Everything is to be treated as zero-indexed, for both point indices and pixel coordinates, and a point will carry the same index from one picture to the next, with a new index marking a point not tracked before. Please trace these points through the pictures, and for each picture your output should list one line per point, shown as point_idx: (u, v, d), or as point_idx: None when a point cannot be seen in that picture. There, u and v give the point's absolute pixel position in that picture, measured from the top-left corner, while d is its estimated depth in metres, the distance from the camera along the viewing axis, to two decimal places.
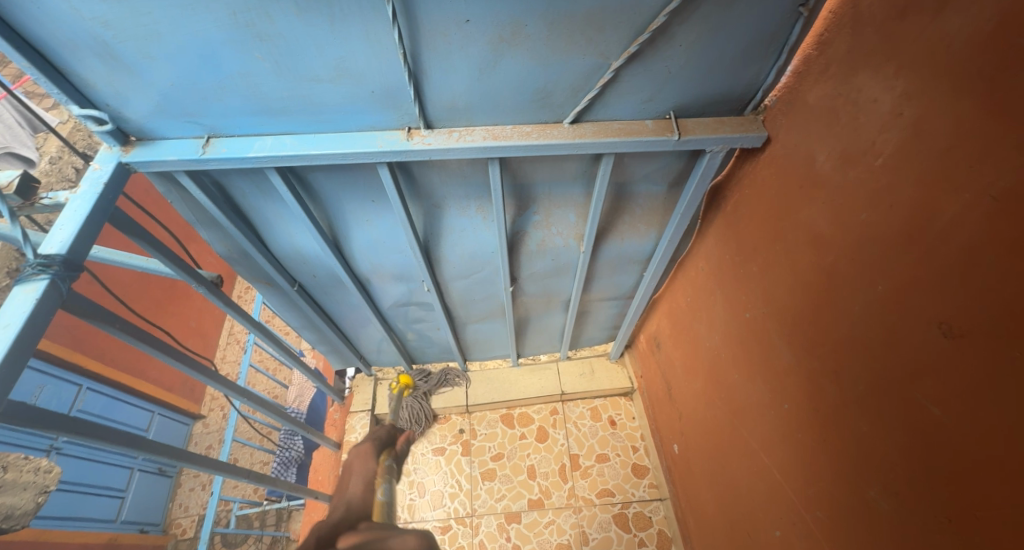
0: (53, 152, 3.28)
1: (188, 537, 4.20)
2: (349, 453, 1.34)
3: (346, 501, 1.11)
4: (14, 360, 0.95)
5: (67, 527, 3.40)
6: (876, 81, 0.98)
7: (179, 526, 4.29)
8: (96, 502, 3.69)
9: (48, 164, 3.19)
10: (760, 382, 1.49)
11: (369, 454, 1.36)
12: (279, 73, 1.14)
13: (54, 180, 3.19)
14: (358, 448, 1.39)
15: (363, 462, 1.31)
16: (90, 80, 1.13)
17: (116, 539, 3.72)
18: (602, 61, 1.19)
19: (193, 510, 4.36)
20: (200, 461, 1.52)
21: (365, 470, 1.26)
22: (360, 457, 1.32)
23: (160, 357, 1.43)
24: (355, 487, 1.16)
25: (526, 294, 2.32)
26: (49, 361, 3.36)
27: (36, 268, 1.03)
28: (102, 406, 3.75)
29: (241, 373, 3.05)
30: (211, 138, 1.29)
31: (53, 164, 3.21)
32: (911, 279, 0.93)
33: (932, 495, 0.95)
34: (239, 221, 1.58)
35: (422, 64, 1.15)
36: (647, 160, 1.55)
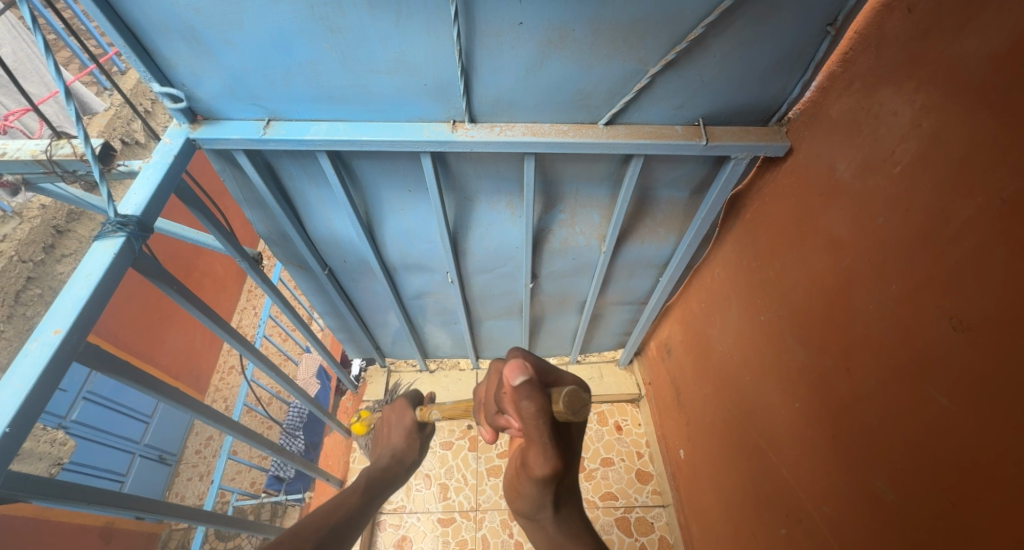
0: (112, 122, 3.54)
1: None
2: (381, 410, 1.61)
3: (392, 452, 1.48)
4: (93, 307, 1.02)
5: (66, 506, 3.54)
6: (897, 95, 1.06)
7: None
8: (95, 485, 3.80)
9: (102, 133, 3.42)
10: (773, 383, 1.55)
11: (403, 408, 1.57)
12: (343, 63, 1.24)
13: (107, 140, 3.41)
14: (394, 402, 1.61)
15: (398, 417, 1.57)
16: (173, 61, 1.23)
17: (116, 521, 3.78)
18: (640, 66, 1.28)
19: (190, 499, 4.37)
20: (222, 421, 1.58)
21: (402, 422, 1.55)
22: (396, 412, 1.58)
23: (200, 319, 1.51)
24: (401, 438, 1.52)
25: (544, 293, 2.40)
26: None
27: (114, 226, 1.11)
28: (110, 390, 4.04)
29: (256, 342, 3.14)
30: (272, 121, 1.39)
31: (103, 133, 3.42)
32: (924, 278, 0.99)
33: (936, 483, 0.99)
34: (283, 202, 1.68)
35: (474, 61, 1.25)
36: (673, 166, 1.64)
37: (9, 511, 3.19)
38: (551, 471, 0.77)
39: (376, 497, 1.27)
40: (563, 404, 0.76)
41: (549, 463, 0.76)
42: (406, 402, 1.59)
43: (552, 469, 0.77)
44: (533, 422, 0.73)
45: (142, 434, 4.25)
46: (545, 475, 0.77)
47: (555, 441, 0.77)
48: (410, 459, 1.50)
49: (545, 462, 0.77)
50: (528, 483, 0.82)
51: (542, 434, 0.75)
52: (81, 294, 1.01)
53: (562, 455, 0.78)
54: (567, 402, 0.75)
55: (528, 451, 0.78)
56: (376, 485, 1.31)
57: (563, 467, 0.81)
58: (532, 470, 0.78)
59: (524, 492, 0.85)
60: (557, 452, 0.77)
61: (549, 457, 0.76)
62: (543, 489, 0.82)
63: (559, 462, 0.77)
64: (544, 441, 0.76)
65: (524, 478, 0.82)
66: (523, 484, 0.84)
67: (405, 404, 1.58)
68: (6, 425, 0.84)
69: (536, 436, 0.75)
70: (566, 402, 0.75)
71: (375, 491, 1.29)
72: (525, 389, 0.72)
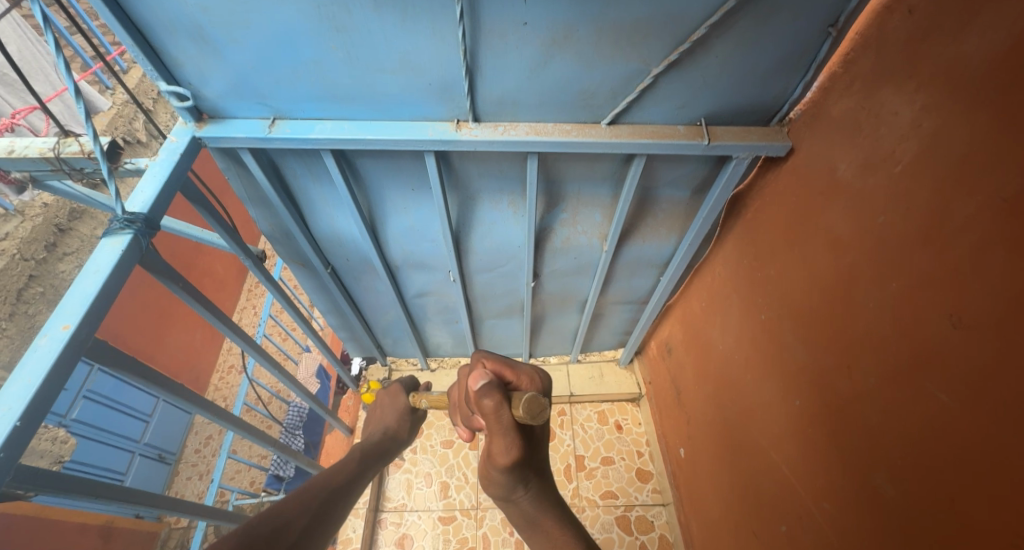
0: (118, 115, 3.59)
1: None
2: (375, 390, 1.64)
3: (385, 429, 1.50)
4: (102, 303, 1.03)
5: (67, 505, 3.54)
6: (898, 96, 1.07)
7: None
8: None
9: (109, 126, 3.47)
10: (773, 382, 1.56)
11: (398, 391, 1.60)
12: (348, 62, 1.25)
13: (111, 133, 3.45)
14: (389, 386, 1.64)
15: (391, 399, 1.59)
16: (179, 59, 1.24)
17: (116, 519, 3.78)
18: (643, 67, 1.29)
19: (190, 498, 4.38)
20: (225, 416, 1.59)
21: (395, 405, 1.58)
22: (389, 394, 1.61)
23: (204, 315, 1.52)
24: (395, 417, 1.54)
25: (545, 292, 2.41)
26: None
27: (121, 224, 1.12)
28: (110, 388, 4.05)
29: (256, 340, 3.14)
30: (277, 120, 1.40)
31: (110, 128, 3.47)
32: (924, 277, 1.01)
33: (935, 479, 1.00)
34: (287, 201, 1.69)
35: (479, 60, 1.26)
36: (674, 166, 1.65)
37: (9, 510, 3.19)
38: (514, 460, 0.77)
39: (372, 465, 1.28)
40: (523, 410, 0.78)
41: (512, 453, 0.78)
42: (401, 387, 1.63)
43: (514, 459, 0.77)
44: (494, 418, 0.79)
45: (142, 433, 4.25)
46: (509, 464, 0.77)
47: (517, 432, 0.79)
48: (402, 437, 1.52)
49: (507, 452, 0.78)
50: (495, 476, 0.80)
51: (503, 426, 0.79)
52: (90, 290, 1.02)
53: (525, 447, 0.79)
54: (527, 407, 0.78)
55: (491, 440, 0.79)
56: (371, 457, 1.32)
57: (529, 460, 0.81)
58: (495, 460, 0.78)
59: (489, 482, 0.82)
60: (520, 444, 0.79)
61: (511, 448, 0.78)
62: (509, 477, 0.80)
63: (522, 453, 0.79)
64: (506, 433, 0.78)
65: (486, 469, 0.81)
66: (489, 472, 0.81)
67: (399, 389, 1.61)
68: (17, 420, 0.84)
69: (496, 426, 0.78)
70: (525, 408, 0.78)
71: (371, 461, 1.29)
72: (482, 391, 0.79)
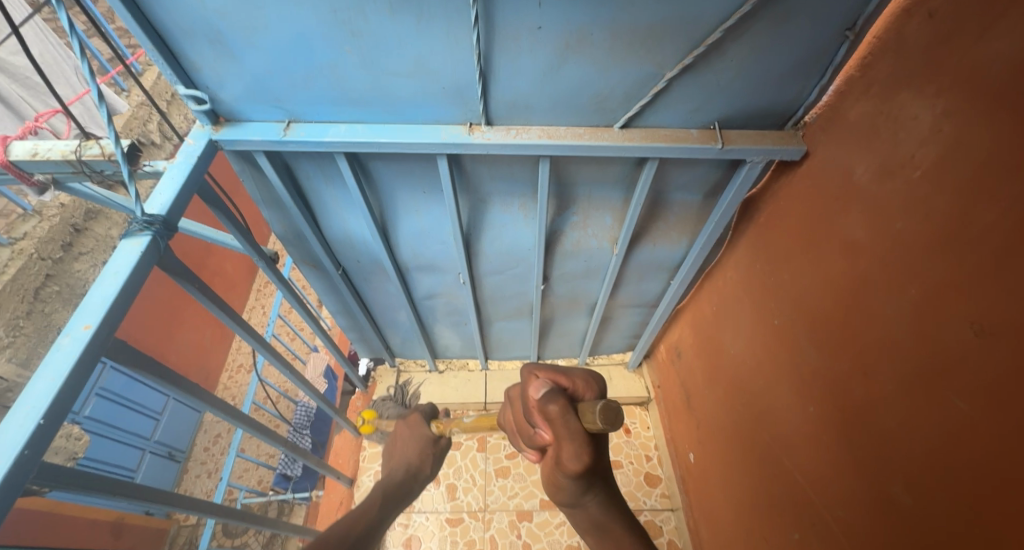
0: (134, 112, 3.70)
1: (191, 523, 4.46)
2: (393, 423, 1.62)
3: (407, 465, 1.49)
4: (122, 303, 1.04)
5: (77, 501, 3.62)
6: (917, 100, 1.06)
7: None
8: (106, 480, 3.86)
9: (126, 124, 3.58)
10: (787, 387, 1.54)
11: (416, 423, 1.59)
12: (363, 66, 1.26)
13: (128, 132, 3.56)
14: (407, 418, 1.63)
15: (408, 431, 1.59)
16: (198, 63, 1.26)
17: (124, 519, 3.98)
18: (657, 70, 1.29)
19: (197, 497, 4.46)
20: (236, 415, 1.61)
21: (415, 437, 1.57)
22: (408, 427, 1.60)
23: (218, 315, 1.54)
24: (414, 451, 1.53)
25: (555, 295, 2.40)
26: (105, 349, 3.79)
27: (140, 225, 1.14)
28: (122, 386, 4.09)
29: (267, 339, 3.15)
30: (292, 123, 1.41)
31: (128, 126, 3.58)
32: (944, 283, 0.99)
33: (952, 488, 0.98)
34: (301, 203, 1.71)
35: (493, 64, 1.26)
36: (686, 169, 1.65)
37: (24, 505, 3.24)
38: (584, 465, 0.77)
39: (391, 508, 1.27)
40: (598, 418, 0.76)
41: (580, 458, 0.77)
42: (420, 417, 1.61)
43: (583, 463, 0.77)
44: (562, 423, 0.80)
45: (152, 431, 4.31)
46: (579, 469, 0.77)
47: (584, 437, 0.79)
48: (424, 473, 1.51)
49: (576, 458, 0.78)
50: (563, 478, 0.81)
51: (571, 432, 0.79)
52: (110, 290, 1.03)
53: (592, 451, 0.79)
54: (602, 416, 0.76)
55: (560, 447, 0.79)
56: (394, 498, 1.33)
57: (595, 463, 0.81)
58: (566, 466, 0.78)
59: (558, 486, 0.85)
60: (587, 448, 0.78)
61: (580, 453, 0.78)
62: (576, 479, 0.82)
63: (590, 459, 0.78)
64: (574, 437, 0.79)
65: (556, 471, 0.82)
66: (557, 476, 0.84)
67: (418, 420, 1.60)
68: (42, 417, 0.86)
69: (564, 431, 0.79)
70: (601, 417, 0.76)
71: (393, 503, 1.29)
72: (546, 395, 0.83)
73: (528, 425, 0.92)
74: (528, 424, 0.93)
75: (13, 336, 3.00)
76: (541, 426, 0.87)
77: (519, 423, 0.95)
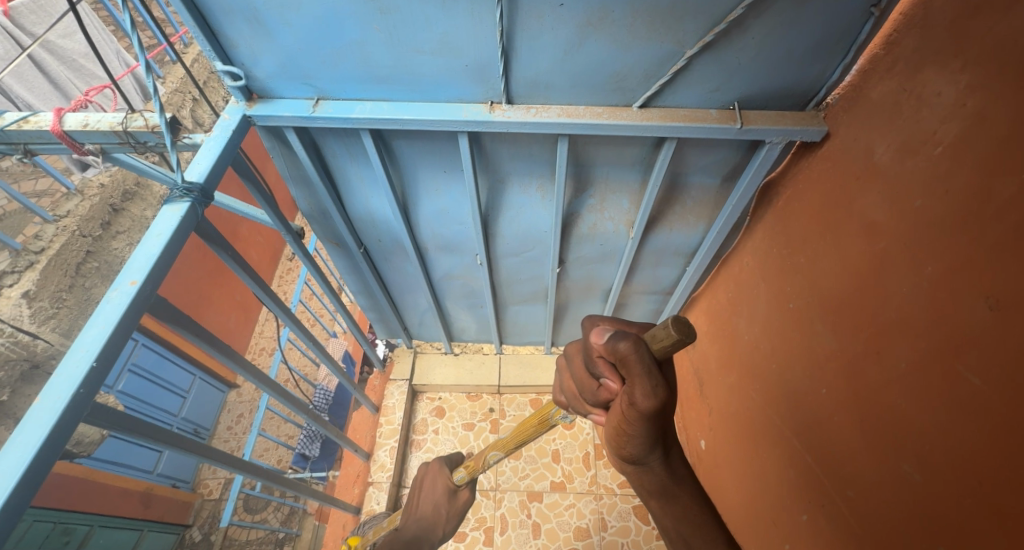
0: (175, 84, 3.97)
1: (214, 497, 4.74)
2: (420, 469, 1.88)
3: (420, 521, 1.71)
4: (164, 262, 1.12)
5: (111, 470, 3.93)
6: (942, 75, 1.05)
7: (205, 486, 4.84)
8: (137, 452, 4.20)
9: (168, 96, 3.86)
10: (800, 370, 1.55)
11: (437, 471, 1.83)
12: (390, 43, 1.30)
13: (172, 104, 3.85)
14: (429, 463, 1.88)
15: (429, 481, 1.82)
16: (234, 40, 1.32)
17: (152, 489, 4.18)
18: (677, 48, 1.30)
19: (220, 474, 4.91)
20: (263, 380, 1.69)
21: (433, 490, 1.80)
22: (431, 476, 1.83)
23: (250, 284, 1.63)
24: (428, 507, 1.75)
25: (570, 279, 2.43)
26: (145, 332, 4.10)
27: (180, 193, 1.21)
28: (152, 362, 4.27)
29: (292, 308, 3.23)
30: (321, 100, 1.47)
31: (170, 98, 3.86)
32: (961, 259, 0.99)
33: (961, 464, 0.98)
34: (327, 180, 1.77)
35: (515, 41, 1.29)
36: (704, 152, 1.65)
37: (62, 469, 3.43)
38: (658, 404, 0.77)
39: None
40: (673, 331, 0.76)
41: (655, 395, 0.77)
42: (440, 465, 1.84)
43: (658, 399, 0.77)
44: (636, 356, 0.77)
45: (179, 407, 4.51)
46: (653, 408, 0.77)
47: (658, 373, 0.78)
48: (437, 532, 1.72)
49: (650, 395, 0.77)
50: (634, 424, 0.82)
51: (646, 367, 0.77)
52: (153, 251, 1.10)
53: (666, 389, 0.78)
54: (676, 331, 0.76)
55: (632, 386, 0.78)
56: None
57: (669, 403, 0.81)
58: (641, 406, 0.78)
59: (632, 434, 0.84)
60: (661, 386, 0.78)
61: (655, 390, 0.77)
62: (648, 424, 0.81)
63: (665, 398, 0.77)
64: (648, 375, 0.77)
65: (629, 418, 0.81)
66: (627, 425, 0.83)
67: (437, 471, 1.83)
68: (95, 360, 0.94)
69: (638, 367, 0.77)
70: (676, 333, 0.76)
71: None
72: (617, 334, 0.80)
73: (592, 377, 0.90)
74: (589, 378, 0.92)
75: (57, 308, 3.18)
76: (608, 373, 0.86)
77: (579, 379, 0.93)
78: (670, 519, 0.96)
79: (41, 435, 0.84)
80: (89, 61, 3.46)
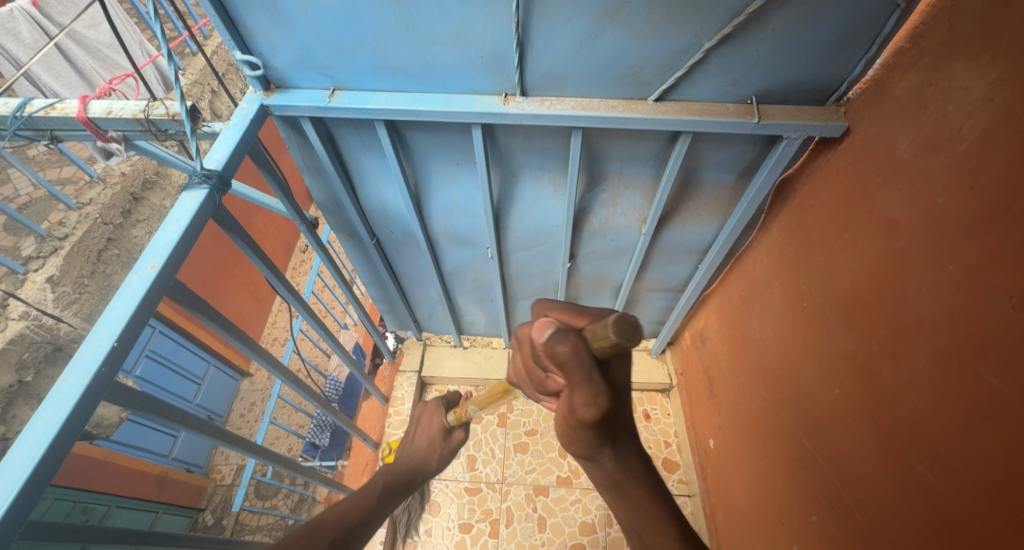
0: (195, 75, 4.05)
1: (226, 483, 4.86)
2: (417, 409, 1.89)
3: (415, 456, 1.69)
4: (183, 247, 1.14)
5: (128, 453, 4.09)
6: (969, 69, 1.02)
7: (219, 471, 4.98)
8: (154, 437, 4.36)
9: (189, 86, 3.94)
10: (813, 369, 1.53)
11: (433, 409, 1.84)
12: (406, 34, 1.31)
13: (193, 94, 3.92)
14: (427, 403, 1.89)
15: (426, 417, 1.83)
16: (253, 31, 1.34)
17: (166, 474, 4.27)
18: (695, 41, 1.29)
19: (232, 460, 5.04)
20: (277, 366, 1.72)
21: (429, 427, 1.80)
22: (428, 414, 1.83)
23: (265, 272, 1.65)
24: (423, 444, 1.74)
25: (581, 274, 2.43)
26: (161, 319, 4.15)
27: (199, 179, 1.24)
28: (169, 349, 4.36)
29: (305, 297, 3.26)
30: (337, 90, 1.48)
31: (191, 89, 3.94)
32: (984, 258, 0.96)
33: (979, 468, 0.96)
34: (341, 171, 1.79)
35: (531, 33, 1.29)
36: (720, 147, 1.63)
37: (80, 450, 3.52)
38: (598, 412, 0.77)
39: (391, 500, 1.36)
40: (613, 334, 0.72)
41: (593, 404, 0.76)
42: (437, 405, 1.83)
43: (598, 409, 0.77)
44: (574, 359, 0.72)
45: (193, 394, 4.62)
46: (593, 417, 0.77)
47: (598, 381, 0.76)
48: (431, 467, 1.69)
49: (590, 403, 0.77)
50: (576, 426, 0.83)
51: (587, 373, 0.74)
52: (173, 236, 1.13)
53: (607, 395, 0.77)
54: (617, 335, 0.72)
55: (573, 394, 0.77)
56: (392, 489, 1.42)
57: (612, 406, 0.81)
58: (581, 412, 0.78)
59: (576, 435, 0.85)
60: (602, 397, 0.77)
61: (595, 398, 0.76)
62: (592, 429, 0.83)
63: (605, 405, 0.77)
64: (589, 383, 0.76)
65: (572, 422, 0.82)
66: (573, 428, 0.84)
67: (434, 410, 1.82)
68: (116, 340, 0.97)
69: (579, 374, 0.74)
70: (616, 334, 0.72)
71: (392, 494, 1.39)
72: (556, 335, 0.72)
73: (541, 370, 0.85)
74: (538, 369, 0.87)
75: (79, 293, 3.27)
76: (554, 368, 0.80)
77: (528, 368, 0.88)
78: (636, 511, 0.96)
79: (65, 411, 0.87)
80: (112, 52, 3.54)
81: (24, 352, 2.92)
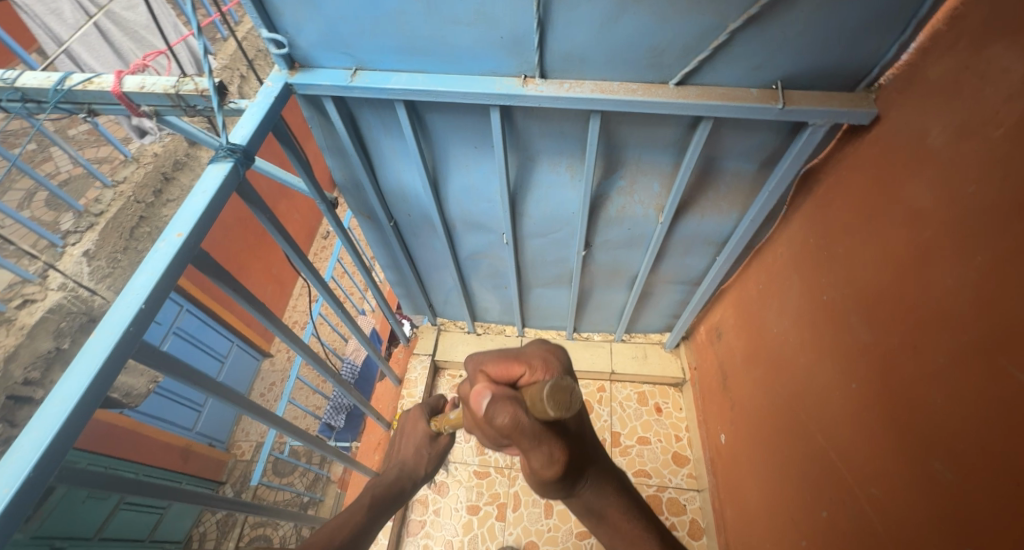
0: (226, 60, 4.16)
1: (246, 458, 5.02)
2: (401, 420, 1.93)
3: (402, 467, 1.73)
4: (208, 217, 1.18)
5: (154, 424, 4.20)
6: (1009, 51, 0.98)
7: (238, 447, 5.13)
8: (179, 412, 4.49)
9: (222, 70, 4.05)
10: (830, 363, 1.50)
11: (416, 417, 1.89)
12: (427, 13, 1.32)
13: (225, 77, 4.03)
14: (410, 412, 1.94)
15: (412, 426, 1.87)
16: (280, 9, 1.37)
17: (190, 446, 4.44)
18: (720, 22, 1.26)
19: (252, 437, 5.20)
20: (298, 342, 1.77)
21: (415, 433, 1.84)
22: (412, 423, 1.88)
23: (286, 249, 1.70)
24: (410, 452, 1.79)
25: (596, 264, 2.42)
26: (183, 294, 4.25)
27: (225, 153, 1.28)
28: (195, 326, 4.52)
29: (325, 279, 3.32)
30: (359, 70, 1.51)
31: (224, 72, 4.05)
32: (1015, 248, 0.93)
33: (999, 465, 0.93)
34: (361, 152, 1.82)
35: (552, 13, 1.28)
36: (743, 135, 1.60)
37: (109, 418, 3.68)
38: (557, 470, 0.78)
39: (380, 514, 1.43)
40: (551, 404, 0.72)
41: (553, 463, 0.78)
42: (419, 414, 1.88)
43: (557, 467, 0.78)
44: (517, 427, 0.72)
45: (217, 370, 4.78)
46: (555, 475, 0.78)
47: (549, 442, 0.77)
48: (420, 474, 1.75)
49: (549, 463, 0.78)
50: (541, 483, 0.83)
51: (536, 438, 0.75)
52: (199, 206, 1.17)
53: (562, 452, 0.78)
54: (552, 403, 0.72)
55: (531, 458, 0.78)
56: (380, 505, 1.45)
57: (572, 460, 0.82)
58: (542, 473, 0.79)
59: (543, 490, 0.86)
60: (558, 457, 0.78)
61: (552, 459, 0.77)
62: (559, 485, 0.83)
63: (563, 462, 0.78)
64: (540, 446, 0.76)
65: (536, 477, 0.82)
66: (539, 483, 0.84)
67: (419, 417, 1.87)
68: (144, 301, 1.01)
69: (527, 441, 0.75)
70: (552, 403, 0.71)
71: (378, 512, 1.43)
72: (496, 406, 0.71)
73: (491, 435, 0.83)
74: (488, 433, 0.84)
75: (112, 267, 3.41)
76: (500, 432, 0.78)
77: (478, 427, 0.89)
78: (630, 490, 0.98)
79: (94, 367, 0.91)
80: (148, 34, 3.64)
81: (61, 321, 3.09)
